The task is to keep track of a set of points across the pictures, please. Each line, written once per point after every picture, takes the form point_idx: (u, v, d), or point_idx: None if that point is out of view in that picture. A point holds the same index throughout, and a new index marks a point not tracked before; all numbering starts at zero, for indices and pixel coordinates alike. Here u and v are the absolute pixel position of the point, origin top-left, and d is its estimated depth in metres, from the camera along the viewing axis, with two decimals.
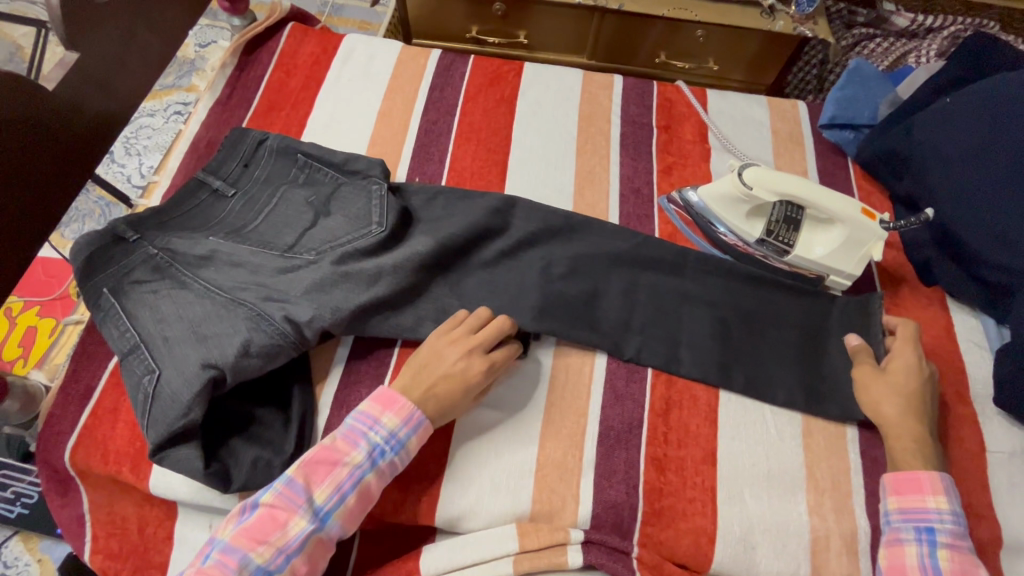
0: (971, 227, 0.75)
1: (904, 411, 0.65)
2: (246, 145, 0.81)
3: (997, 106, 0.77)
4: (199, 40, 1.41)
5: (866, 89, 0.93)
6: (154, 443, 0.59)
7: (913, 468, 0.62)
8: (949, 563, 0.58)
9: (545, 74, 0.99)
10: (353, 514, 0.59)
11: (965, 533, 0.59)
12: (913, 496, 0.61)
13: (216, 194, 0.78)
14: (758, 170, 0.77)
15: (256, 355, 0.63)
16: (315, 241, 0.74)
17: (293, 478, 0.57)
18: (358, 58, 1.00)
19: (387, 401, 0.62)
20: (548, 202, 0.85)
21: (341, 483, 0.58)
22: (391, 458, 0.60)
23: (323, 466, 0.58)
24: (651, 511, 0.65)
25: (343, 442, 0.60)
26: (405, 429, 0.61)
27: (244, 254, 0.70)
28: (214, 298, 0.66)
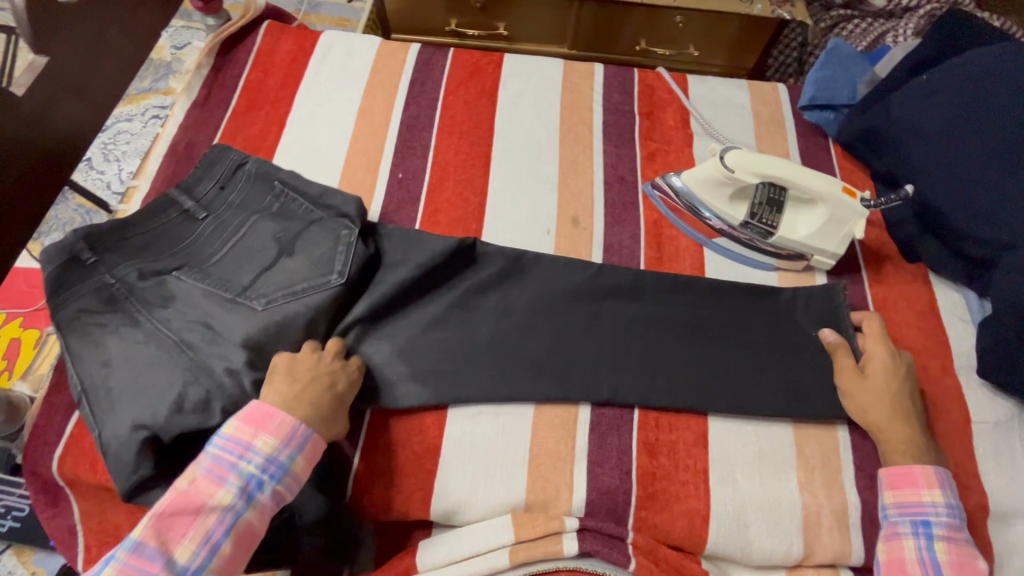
0: (949, 202, 0.76)
1: (885, 409, 0.66)
2: (223, 166, 0.81)
3: (971, 83, 0.78)
4: (175, 42, 1.39)
5: (845, 69, 0.93)
6: (125, 491, 0.60)
7: (907, 463, 0.63)
8: (946, 555, 0.59)
9: (525, 65, 0.99)
10: (230, 562, 0.56)
11: (960, 523, 0.61)
12: (908, 491, 0.62)
13: (187, 214, 0.78)
14: (739, 153, 0.77)
15: (190, 411, 0.63)
16: (269, 285, 0.72)
17: (142, 541, 0.53)
18: (336, 54, 0.99)
19: (258, 424, 0.59)
20: (533, 193, 0.85)
21: (207, 534, 0.55)
22: (272, 488, 0.58)
23: (184, 518, 0.55)
24: (644, 496, 0.65)
25: (204, 484, 0.57)
26: (281, 453, 0.59)
27: (196, 297, 0.70)
28: (161, 342, 0.66)
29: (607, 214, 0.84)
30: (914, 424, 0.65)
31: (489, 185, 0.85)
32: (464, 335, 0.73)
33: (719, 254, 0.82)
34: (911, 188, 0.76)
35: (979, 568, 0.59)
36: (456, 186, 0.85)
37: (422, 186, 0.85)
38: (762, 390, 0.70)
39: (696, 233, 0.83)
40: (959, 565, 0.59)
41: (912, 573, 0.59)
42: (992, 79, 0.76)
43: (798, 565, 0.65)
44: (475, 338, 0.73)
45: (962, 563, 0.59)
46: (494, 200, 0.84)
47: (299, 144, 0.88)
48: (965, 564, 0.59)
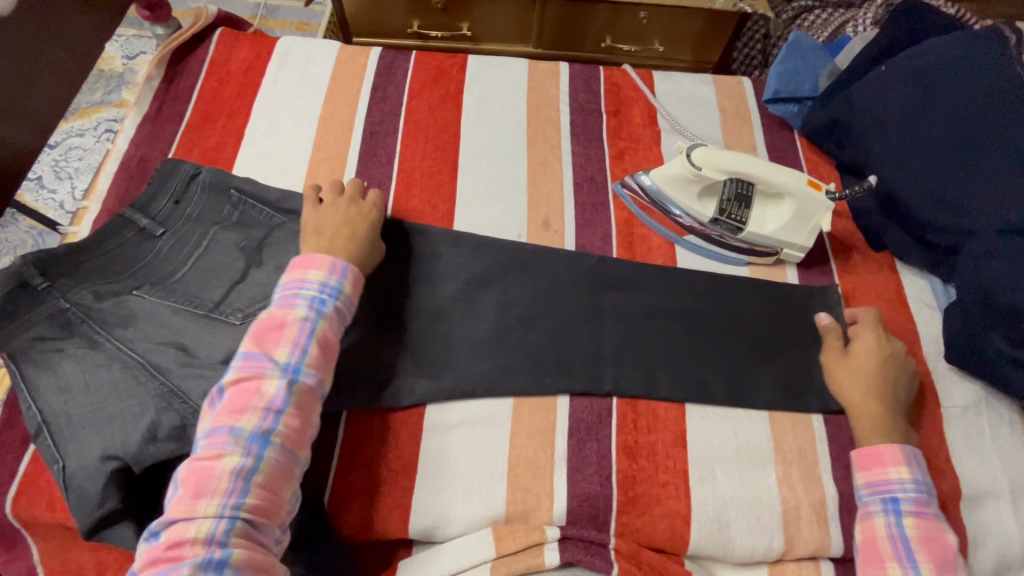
0: (912, 191, 0.77)
1: (862, 389, 0.68)
2: (177, 180, 0.78)
3: (927, 74, 0.79)
4: (126, 52, 1.34)
5: (806, 61, 0.94)
6: (85, 529, 0.57)
7: (877, 443, 0.64)
8: (915, 530, 0.59)
9: (489, 66, 0.97)
10: (322, 363, 0.60)
11: (928, 499, 0.61)
12: (877, 470, 0.63)
13: (143, 232, 0.75)
14: (706, 149, 0.77)
15: (164, 440, 0.59)
16: (243, 298, 0.70)
17: (248, 350, 0.58)
18: (294, 61, 0.96)
19: (306, 263, 0.65)
20: (502, 197, 0.84)
21: (295, 336, 0.60)
22: (333, 304, 0.63)
23: (272, 331, 0.60)
24: (625, 500, 0.65)
25: (280, 309, 0.62)
26: (334, 277, 0.64)
27: (163, 315, 0.67)
28: (125, 364, 0.62)
29: (577, 216, 0.83)
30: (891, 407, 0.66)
31: (457, 191, 0.83)
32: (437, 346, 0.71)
33: (691, 251, 0.82)
34: (873, 181, 0.77)
35: (949, 542, 0.59)
36: (423, 193, 0.83)
37: (388, 195, 0.83)
38: (737, 387, 0.71)
39: (667, 232, 0.83)
40: (929, 539, 0.59)
41: (883, 549, 0.59)
42: (947, 68, 0.78)
43: (780, 560, 0.65)
44: (449, 349, 0.71)
45: (931, 537, 0.59)
46: (463, 206, 0.82)
47: (258, 155, 0.85)
48: (934, 538, 0.59)
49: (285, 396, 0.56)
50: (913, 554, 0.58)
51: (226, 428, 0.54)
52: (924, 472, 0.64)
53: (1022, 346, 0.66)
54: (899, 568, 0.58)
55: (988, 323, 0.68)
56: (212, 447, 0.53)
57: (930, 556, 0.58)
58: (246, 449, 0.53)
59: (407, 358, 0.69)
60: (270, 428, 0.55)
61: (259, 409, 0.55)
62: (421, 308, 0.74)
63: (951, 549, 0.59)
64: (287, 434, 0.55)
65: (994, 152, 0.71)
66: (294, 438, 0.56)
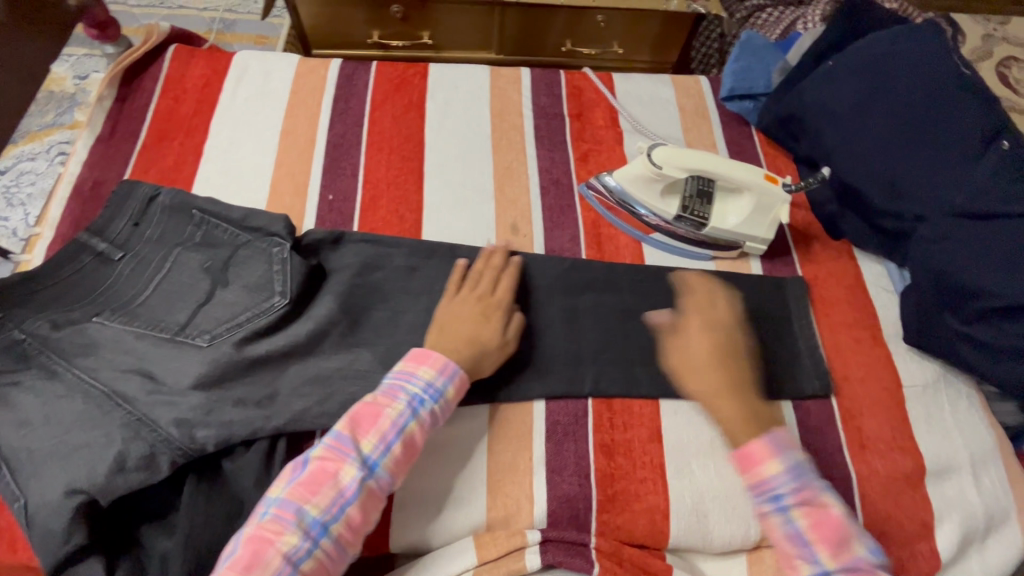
0: (866, 181, 0.80)
1: (701, 391, 0.64)
2: (135, 202, 0.76)
3: (873, 68, 0.82)
4: (78, 73, 1.30)
5: (759, 59, 0.97)
6: (52, 567, 0.54)
7: (746, 442, 0.59)
8: (805, 521, 0.55)
9: (451, 74, 0.97)
10: (400, 463, 0.60)
11: (807, 481, 0.56)
12: (753, 471, 0.57)
13: (101, 257, 0.72)
14: (666, 149, 0.79)
15: (133, 470, 0.57)
16: (210, 320, 0.68)
17: (341, 432, 0.58)
18: (253, 76, 0.95)
19: (420, 358, 0.64)
20: (469, 203, 0.84)
21: (387, 431, 0.59)
22: (431, 408, 0.62)
23: (369, 418, 0.60)
24: (605, 498, 0.65)
25: (382, 396, 0.61)
26: (441, 379, 0.63)
27: (126, 341, 0.64)
28: (88, 394, 0.60)
29: (545, 219, 0.83)
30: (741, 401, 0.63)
31: (424, 200, 0.83)
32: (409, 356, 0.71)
33: (657, 249, 0.83)
34: (827, 171, 0.79)
35: (838, 517, 0.55)
36: (390, 204, 0.83)
37: (354, 207, 0.82)
38: None
39: (632, 230, 0.84)
40: (823, 525, 0.54)
41: (787, 550, 0.55)
42: (889, 61, 0.81)
43: (758, 547, 0.66)
44: None
45: (821, 522, 0.54)
46: (431, 215, 0.82)
47: (219, 172, 0.84)
48: (824, 521, 0.54)
49: (358, 491, 0.56)
50: (812, 547, 0.54)
51: (294, 506, 0.55)
52: (796, 447, 0.59)
53: (975, 325, 0.69)
54: (804, 567, 0.54)
55: (942, 305, 0.71)
56: (278, 520, 0.54)
57: (826, 542, 0.54)
58: (305, 534, 0.54)
59: (382, 370, 0.69)
60: (332, 520, 0.55)
61: (329, 496, 0.56)
62: (394, 320, 0.73)
63: (841, 523, 0.54)
64: (346, 528, 0.56)
65: (940, 142, 0.74)
66: (350, 534, 0.56)
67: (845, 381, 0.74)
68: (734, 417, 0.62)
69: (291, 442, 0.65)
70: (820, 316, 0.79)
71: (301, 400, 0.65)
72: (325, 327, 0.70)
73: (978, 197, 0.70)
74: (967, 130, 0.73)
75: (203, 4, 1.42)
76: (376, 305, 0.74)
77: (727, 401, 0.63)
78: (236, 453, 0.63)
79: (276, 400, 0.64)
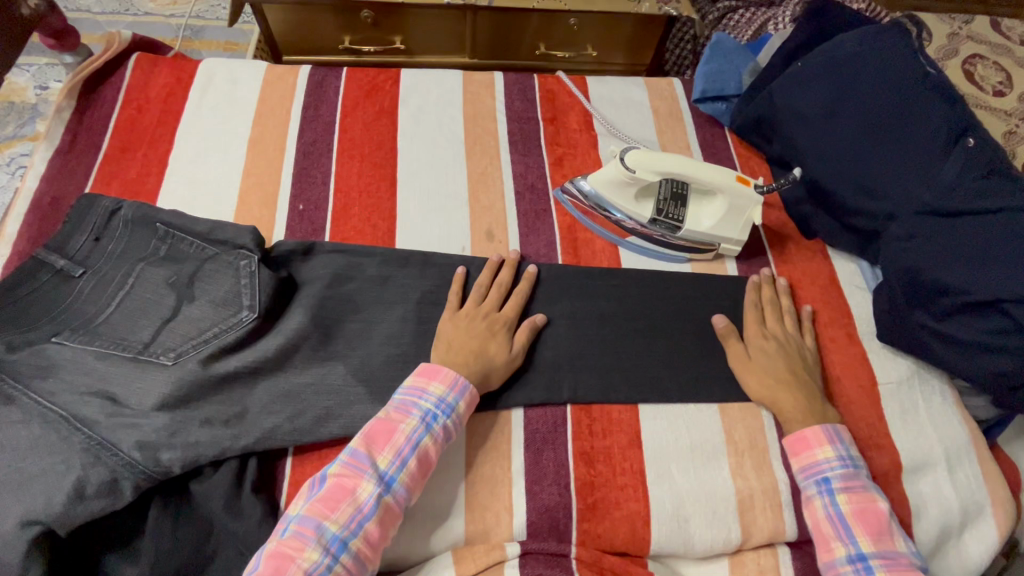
0: (838, 181, 0.81)
1: (786, 372, 0.70)
2: (95, 217, 0.73)
3: (841, 68, 0.83)
4: (39, 82, 1.26)
5: (729, 61, 0.97)
6: None
7: (800, 428, 0.66)
8: (849, 505, 0.61)
9: (423, 79, 0.96)
10: (415, 479, 0.59)
11: (857, 471, 0.63)
12: (806, 454, 0.65)
13: (61, 274, 0.70)
14: (637, 152, 0.78)
15: (94, 497, 0.55)
16: (175, 337, 0.66)
17: (357, 448, 0.58)
18: (220, 83, 0.93)
19: (431, 373, 0.64)
20: (443, 210, 0.83)
21: (402, 446, 0.59)
22: (445, 422, 0.62)
23: (384, 434, 0.60)
24: (585, 507, 0.64)
25: (396, 413, 0.61)
26: (452, 394, 0.63)
27: (86, 361, 0.62)
28: (44, 419, 0.57)
29: (520, 225, 0.83)
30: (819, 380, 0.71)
31: (397, 208, 0.82)
32: (382, 368, 0.69)
33: (635, 252, 0.83)
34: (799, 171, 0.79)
35: (881, 508, 0.61)
36: (362, 212, 0.81)
37: (325, 216, 0.81)
38: (687, 383, 0.72)
39: (609, 235, 0.84)
40: (864, 512, 0.60)
41: (825, 531, 0.61)
42: (855, 61, 0.82)
43: (739, 550, 0.66)
44: (397, 371, 0.69)
45: (865, 509, 0.60)
46: (404, 223, 0.81)
47: (185, 184, 0.82)
48: (867, 508, 0.61)
49: (376, 506, 0.56)
50: (851, 529, 0.60)
51: (314, 522, 0.54)
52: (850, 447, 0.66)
53: (945, 321, 0.70)
54: (838, 547, 0.60)
55: (913, 302, 0.72)
56: (299, 536, 0.53)
57: (867, 528, 0.60)
58: (325, 550, 0.53)
59: (355, 384, 0.67)
60: (350, 536, 0.54)
61: (348, 512, 0.55)
62: (367, 331, 0.72)
63: (884, 515, 0.61)
64: (365, 544, 0.55)
65: (909, 139, 0.76)
66: (369, 550, 0.55)
67: (821, 379, 0.75)
68: (794, 411, 0.67)
69: (262, 461, 0.63)
70: (796, 315, 0.80)
71: (270, 418, 0.63)
72: (296, 341, 0.68)
73: (946, 193, 0.71)
74: (934, 127, 0.74)
75: (170, 10, 1.39)
76: (348, 317, 0.73)
77: (785, 393, 0.68)
78: (204, 474, 0.61)
79: (246, 419, 0.62)
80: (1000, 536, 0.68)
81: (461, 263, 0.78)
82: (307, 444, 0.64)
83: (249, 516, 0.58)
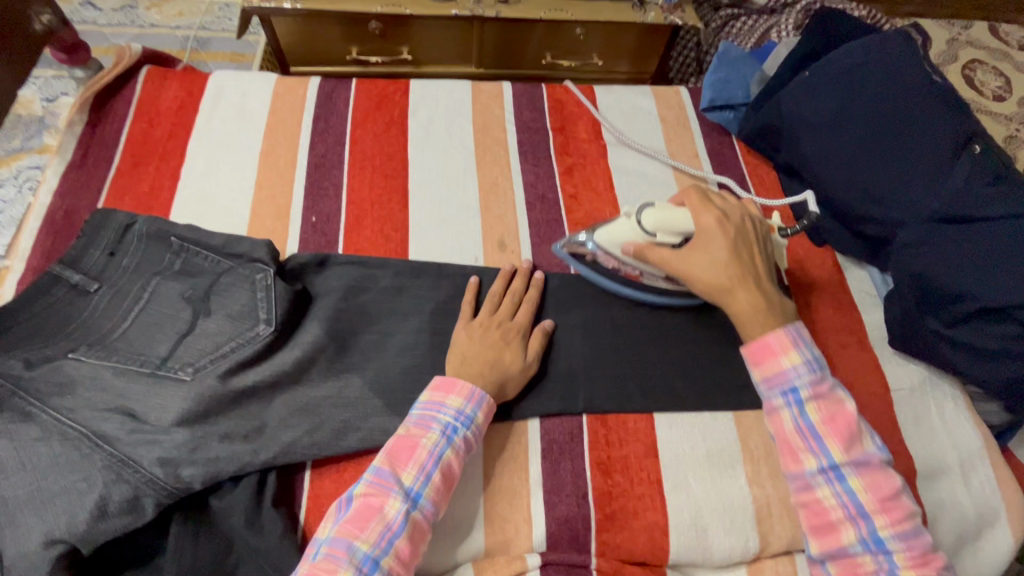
0: (847, 190, 0.81)
1: (735, 273, 0.67)
2: (109, 231, 0.74)
3: (849, 76, 0.83)
4: (46, 95, 1.27)
5: (736, 70, 0.98)
6: None
7: (762, 336, 0.64)
8: (818, 414, 0.61)
9: (432, 90, 0.97)
10: (441, 492, 0.60)
11: (823, 376, 0.62)
12: (770, 364, 0.63)
13: (76, 289, 0.70)
14: (655, 212, 0.71)
15: (116, 514, 0.55)
16: (193, 352, 0.66)
17: (380, 466, 0.59)
18: (230, 96, 0.93)
19: (447, 386, 0.64)
20: (454, 221, 0.83)
21: (425, 461, 0.60)
22: (465, 433, 0.62)
23: (406, 450, 0.60)
24: (603, 517, 0.65)
25: (416, 428, 0.62)
26: (470, 405, 0.63)
27: (106, 377, 0.62)
28: (64, 436, 0.57)
29: (532, 235, 0.83)
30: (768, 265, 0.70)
31: (409, 220, 0.82)
32: (398, 380, 0.69)
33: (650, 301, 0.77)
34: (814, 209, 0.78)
35: (850, 412, 0.61)
36: (374, 224, 0.82)
37: (338, 228, 0.81)
38: (701, 391, 0.72)
39: (621, 286, 0.77)
40: (832, 418, 0.61)
41: (796, 444, 0.61)
42: (863, 69, 0.83)
43: (757, 559, 0.66)
44: (413, 383, 0.69)
45: (833, 416, 0.61)
46: (416, 234, 0.81)
47: (197, 198, 0.82)
48: (836, 415, 0.61)
49: (405, 522, 0.56)
50: (822, 439, 0.60)
51: (345, 543, 0.54)
52: (814, 346, 0.65)
53: (956, 327, 0.71)
54: (809, 457, 0.61)
55: (925, 309, 0.72)
56: (331, 558, 0.54)
57: (836, 435, 0.60)
58: (358, 570, 0.53)
59: (373, 396, 0.67)
60: (382, 554, 0.54)
61: (377, 531, 0.55)
62: (383, 343, 0.72)
63: (852, 418, 0.61)
64: (398, 561, 0.55)
65: (918, 147, 0.76)
66: (401, 568, 0.55)
67: None
68: (751, 310, 0.65)
69: (281, 475, 0.63)
70: (808, 322, 0.80)
71: (289, 432, 0.63)
72: (313, 354, 0.68)
73: (954, 201, 0.72)
74: (941, 135, 0.75)
75: (175, 22, 1.39)
76: (363, 329, 0.73)
77: (739, 290, 0.66)
78: (223, 490, 0.61)
79: (264, 433, 0.63)
80: (1015, 540, 0.69)
81: (474, 274, 0.78)
82: (325, 458, 0.64)
83: (269, 532, 0.58)
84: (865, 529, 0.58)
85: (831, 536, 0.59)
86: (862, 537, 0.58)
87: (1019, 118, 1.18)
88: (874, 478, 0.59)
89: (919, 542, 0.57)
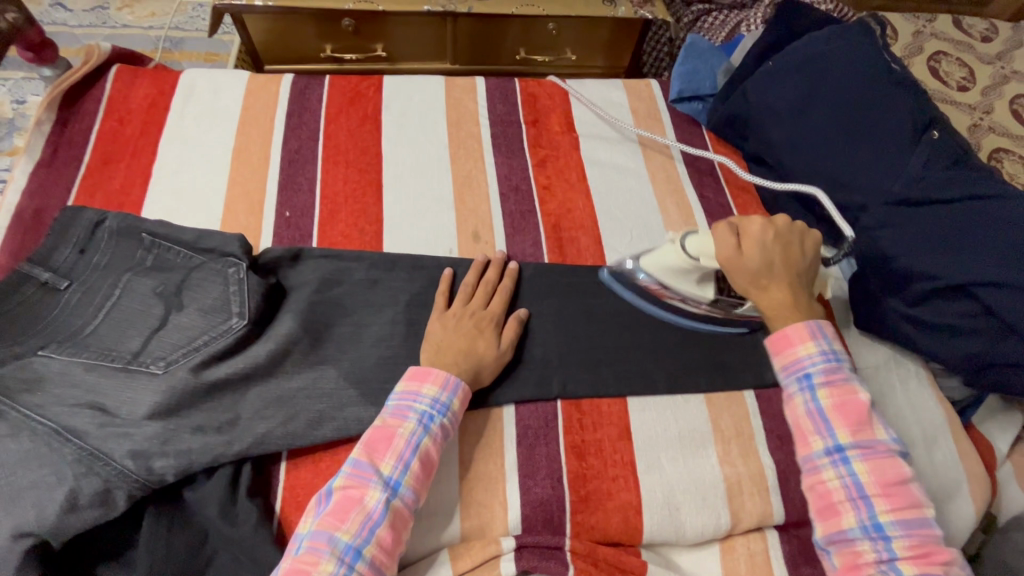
0: (812, 176, 0.84)
1: (775, 272, 0.69)
2: (80, 227, 0.73)
3: (812, 65, 0.85)
4: (14, 97, 1.25)
5: (704, 62, 1.00)
6: None
7: (783, 326, 0.68)
8: (829, 399, 0.63)
9: (405, 85, 0.97)
10: (420, 480, 0.60)
11: (839, 365, 0.65)
12: (788, 352, 0.67)
13: (46, 287, 0.70)
14: (699, 238, 0.73)
15: (86, 507, 0.55)
16: (165, 346, 0.66)
17: (358, 458, 0.59)
18: (202, 94, 0.93)
19: (422, 375, 0.65)
20: (429, 214, 0.84)
21: (402, 449, 0.60)
22: (441, 421, 0.63)
23: (383, 440, 0.61)
24: (578, 499, 0.66)
25: (392, 419, 0.62)
26: (446, 393, 0.64)
27: (76, 373, 0.62)
28: (33, 430, 0.57)
29: (506, 225, 0.84)
30: (810, 269, 0.71)
31: (383, 213, 0.83)
32: (372, 369, 0.70)
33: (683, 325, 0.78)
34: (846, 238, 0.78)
35: (861, 400, 0.63)
36: (348, 217, 0.82)
37: (311, 223, 0.81)
38: (673, 375, 0.74)
39: (665, 315, 0.78)
40: (843, 404, 0.63)
41: (805, 426, 0.64)
42: (828, 57, 0.84)
43: (729, 536, 0.67)
44: (387, 373, 0.69)
45: (845, 401, 0.63)
46: (390, 227, 0.82)
47: (169, 195, 0.82)
48: (847, 402, 0.63)
49: (385, 510, 0.57)
50: (830, 422, 0.63)
51: (326, 535, 0.55)
52: (837, 340, 0.68)
53: (917, 307, 0.72)
54: (822, 438, 0.63)
55: (887, 289, 0.74)
56: (313, 551, 0.54)
57: (844, 420, 0.63)
58: (339, 561, 0.54)
59: (348, 386, 0.68)
60: (362, 544, 0.55)
61: (358, 522, 0.56)
62: (358, 334, 0.73)
63: (865, 407, 0.63)
64: (380, 550, 0.55)
65: (878, 134, 0.79)
66: (384, 556, 0.56)
67: None
68: (783, 309, 0.68)
69: (256, 465, 0.64)
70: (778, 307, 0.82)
71: (263, 423, 0.63)
72: (286, 348, 0.68)
73: (911, 185, 0.75)
74: (900, 122, 0.78)
75: (148, 22, 1.39)
76: (338, 321, 0.73)
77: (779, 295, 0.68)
78: (198, 481, 0.61)
79: (238, 425, 0.63)
80: (977, 511, 0.71)
81: (448, 265, 0.79)
82: (301, 449, 0.64)
83: (245, 522, 0.58)
84: (865, 515, 0.59)
85: (833, 521, 0.60)
86: (862, 522, 0.59)
87: (983, 106, 1.21)
88: (880, 464, 0.60)
89: (920, 532, 0.57)
